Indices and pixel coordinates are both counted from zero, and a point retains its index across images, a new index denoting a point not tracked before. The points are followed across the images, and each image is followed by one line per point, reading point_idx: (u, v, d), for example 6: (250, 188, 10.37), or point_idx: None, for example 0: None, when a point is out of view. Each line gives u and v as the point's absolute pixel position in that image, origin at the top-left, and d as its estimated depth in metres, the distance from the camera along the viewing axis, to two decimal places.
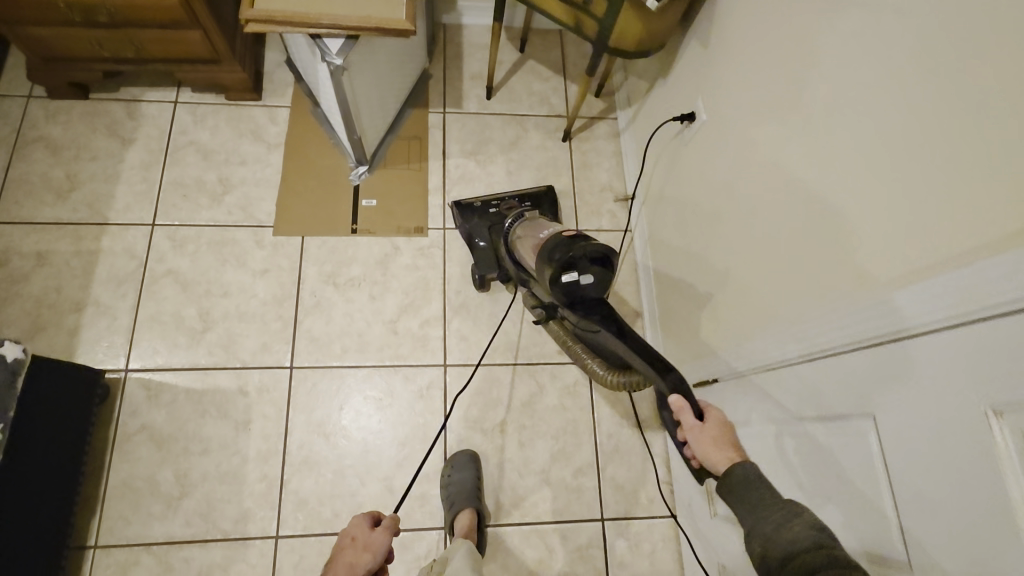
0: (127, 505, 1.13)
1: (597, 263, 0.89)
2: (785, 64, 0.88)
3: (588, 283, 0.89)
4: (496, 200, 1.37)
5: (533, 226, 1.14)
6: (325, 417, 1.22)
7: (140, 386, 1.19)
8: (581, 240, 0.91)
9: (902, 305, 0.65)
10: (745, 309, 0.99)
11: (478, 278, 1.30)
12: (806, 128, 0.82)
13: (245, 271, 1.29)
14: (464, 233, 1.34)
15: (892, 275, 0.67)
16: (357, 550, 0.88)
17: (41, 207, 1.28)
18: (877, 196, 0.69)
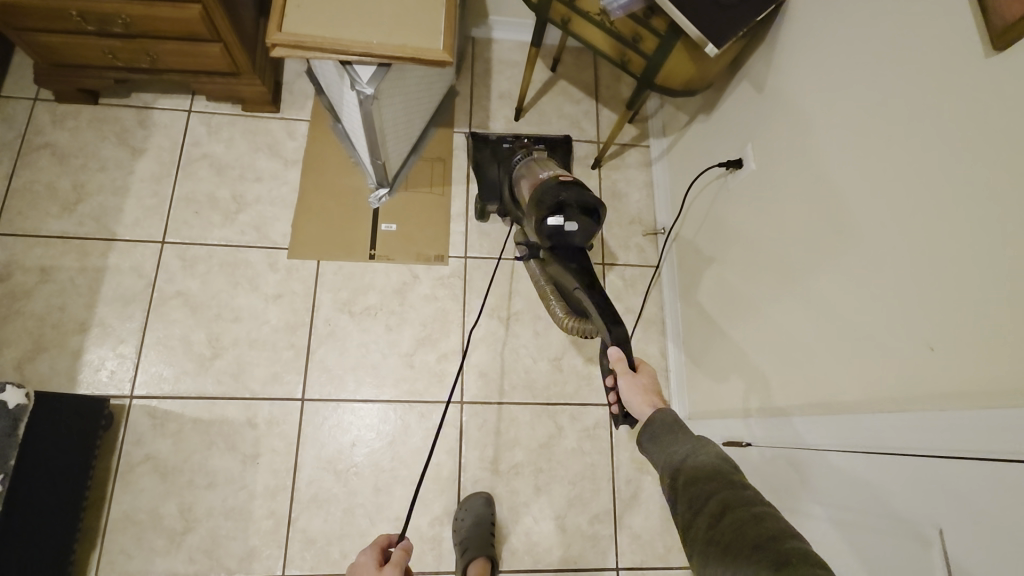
0: (129, 539, 1.08)
1: (584, 212, 0.95)
2: (841, 129, 0.84)
3: (573, 230, 0.95)
4: (513, 136, 1.38)
5: (541, 166, 1.13)
6: (337, 452, 1.18)
7: (144, 414, 1.14)
8: (574, 187, 0.97)
9: (963, 420, 0.61)
10: (787, 379, 0.93)
11: (479, 207, 1.31)
12: (862, 202, 0.78)
13: (258, 295, 1.24)
14: (472, 159, 1.35)
15: (960, 385, 0.62)
16: None
17: (46, 219, 1.22)
18: (947, 294, 0.65)
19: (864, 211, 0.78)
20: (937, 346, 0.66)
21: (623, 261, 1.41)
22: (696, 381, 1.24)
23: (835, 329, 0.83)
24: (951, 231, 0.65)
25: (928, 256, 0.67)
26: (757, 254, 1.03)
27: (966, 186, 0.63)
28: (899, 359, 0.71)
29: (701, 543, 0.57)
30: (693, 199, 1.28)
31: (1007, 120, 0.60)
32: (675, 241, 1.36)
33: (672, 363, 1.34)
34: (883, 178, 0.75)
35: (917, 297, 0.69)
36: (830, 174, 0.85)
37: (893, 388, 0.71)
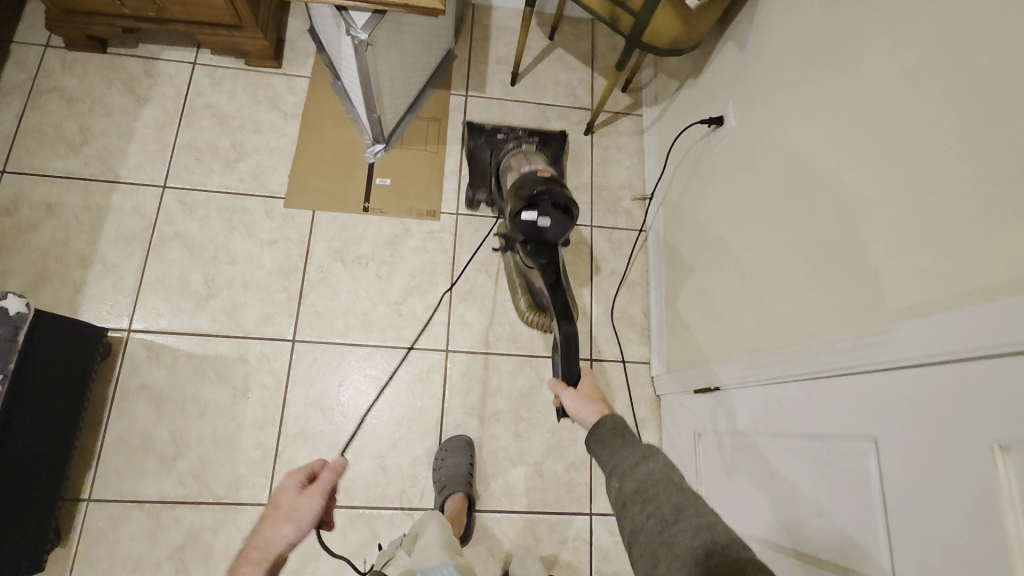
0: (122, 461, 1.13)
1: (557, 209, 0.97)
2: (819, 77, 0.87)
3: (545, 225, 0.97)
4: (508, 128, 1.43)
5: (527, 161, 1.16)
6: (324, 391, 1.22)
7: (141, 346, 1.19)
8: (553, 184, 0.98)
9: (913, 331, 0.63)
10: (761, 320, 0.97)
11: (468, 194, 1.36)
12: (835, 145, 0.81)
13: (254, 240, 1.29)
14: (467, 148, 1.41)
15: (913, 301, 0.66)
16: (277, 521, 0.68)
17: (53, 158, 1.27)
18: (905, 220, 0.68)
19: (837, 147, 0.81)
20: (894, 270, 0.69)
21: (611, 224, 1.44)
22: (674, 337, 1.28)
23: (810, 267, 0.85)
24: (908, 155, 0.68)
25: (890, 182, 0.71)
26: (738, 206, 1.07)
27: (924, 111, 0.66)
28: (866, 285, 0.74)
29: (652, 543, 0.60)
30: (681, 161, 1.31)
31: (963, 42, 0.63)
32: (661, 205, 1.40)
33: (654, 322, 1.37)
34: (856, 115, 0.78)
35: (884, 224, 0.71)
36: (809, 118, 0.88)
37: (856, 314, 0.75)
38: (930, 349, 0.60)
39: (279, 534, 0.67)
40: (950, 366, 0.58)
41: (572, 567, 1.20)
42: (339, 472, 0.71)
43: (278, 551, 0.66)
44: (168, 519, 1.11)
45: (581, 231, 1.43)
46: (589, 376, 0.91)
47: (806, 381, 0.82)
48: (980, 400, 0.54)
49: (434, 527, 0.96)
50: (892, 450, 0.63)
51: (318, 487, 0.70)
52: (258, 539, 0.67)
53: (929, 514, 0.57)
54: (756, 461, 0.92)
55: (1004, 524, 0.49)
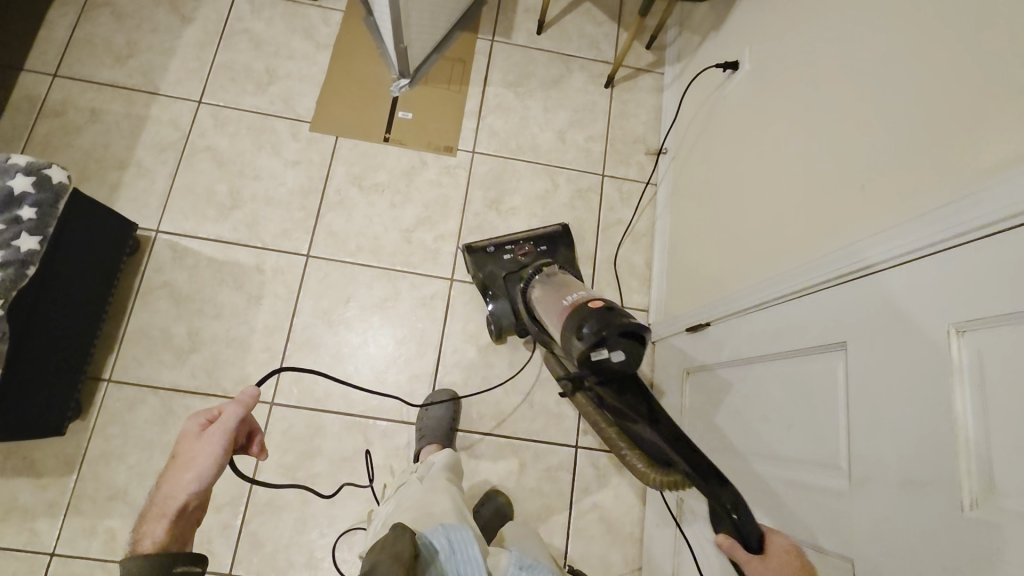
0: (141, 350, 1.21)
1: (628, 339, 0.83)
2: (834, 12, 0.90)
3: (619, 359, 0.84)
4: (511, 241, 1.27)
5: (560, 286, 1.07)
6: (332, 306, 1.28)
7: (167, 246, 1.27)
8: (604, 312, 0.86)
9: (889, 238, 0.67)
10: (754, 253, 1.00)
11: (493, 330, 1.25)
12: (842, 75, 0.85)
13: (278, 159, 1.35)
14: (478, 284, 1.26)
15: (892, 212, 0.70)
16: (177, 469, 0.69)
17: (100, 68, 1.35)
18: (896, 138, 0.72)
19: (842, 80, 0.85)
20: (881, 185, 0.73)
21: (622, 175, 1.46)
22: (673, 283, 1.31)
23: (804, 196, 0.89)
24: (906, 76, 0.72)
25: (885, 104, 0.74)
26: (743, 148, 1.10)
27: (924, 32, 0.70)
28: (852, 205, 0.77)
29: None
30: (694, 112, 1.33)
31: None
32: (673, 159, 1.41)
33: (656, 271, 1.39)
34: (864, 46, 0.81)
35: (875, 145, 0.75)
36: (822, 52, 0.91)
37: (841, 233, 0.79)
38: (905, 247, 0.64)
39: (179, 484, 0.67)
40: (921, 261, 0.62)
41: (554, 494, 1.24)
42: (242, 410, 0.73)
43: (181, 500, 0.66)
44: (179, 407, 1.18)
45: (592, 179, 1.45)
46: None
47: (786, 302, 0.86)
48: (940, 289, 0.59)
49: (445, 463, 1.05)
50: (860, 350, 0.68)
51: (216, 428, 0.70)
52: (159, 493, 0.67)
53: (888, 403, 0.63)
54: (734, 386, 0.97)
55: (952, 397, 0.55)
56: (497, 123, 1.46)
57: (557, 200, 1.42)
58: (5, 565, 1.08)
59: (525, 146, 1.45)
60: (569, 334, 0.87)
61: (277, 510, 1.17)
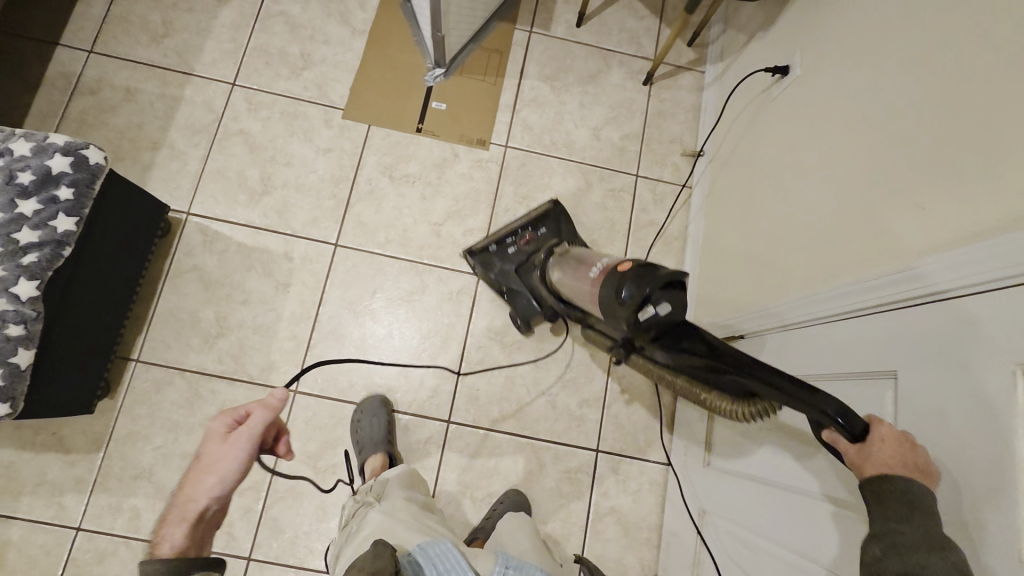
0: (170, 332, 1.21)
1: (671, 289, 0.78)
2: (900, 16, 0.85)
3: (668, 310, 0.77)
4: (511, 232, 1.27)
5: (581, 260, 1.05)
6: (359, 297, 1.28)
7: (197, 230, 1.27)
8: (637, 270, 0.81)
9: (950, 264, 0.64)
10: (798, 267, 0.97)
11: (520, 323, 1.26)
12: (905, 86, 0.80)
13: (310, 146, 1.34)
14: (494, 281, 1.27)
15: (956, 237, 0.66)
16: (202, 470, 0.72)
17: (136, 47, 1.35)
18: (962, 159, 0.68)
19: (907, 91, 0.80)
20: (945, 208, 0.69)
21: (657, 176, 1.43)
22: (707, 290, 1.28)
23: (857, 211, 0.85)
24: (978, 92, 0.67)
25: (953, 121, 0.70)
26: (790, 158, 1.06)
27: (1000, 47, 0.66)
28: (911, 225, 0.74)
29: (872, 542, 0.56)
30: (737, 114, 1.28)
31: None
32: (710, 162, 1.37)
33: (687, 276, 1.36)
34: (931, 55, 0.77)
35: (939, 164, 0.71)
36: (884, 60, 0.86)
37: (898, 253, 0.75)
38: (968, 276, 0.61)
39: (201, 488, 0.70)
40: (985, 293, 0.59)
41: (572, 496, 1.23)
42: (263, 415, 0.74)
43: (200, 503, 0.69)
44: (205, 390, 1.19)
45: (626, 179, 1.42)
46: (884, 427, 0.59)
47: (832, 321, 0.83)
48: (1008, 324, 0.55)
49: (399, 484, 1.04)
50: (910, 380, 0.65)
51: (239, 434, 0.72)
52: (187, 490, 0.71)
53: (940, 438, 0.60)
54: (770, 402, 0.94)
55: (1014, 439, 0.52)
56: (531, 117, 1.43)
57: (589, 199, 1.39)
58: (33, 536, 1.10)
59: (559, 143, 1.42)
60: (613, 304, 0.83)
61: (298, 498, 1.18)
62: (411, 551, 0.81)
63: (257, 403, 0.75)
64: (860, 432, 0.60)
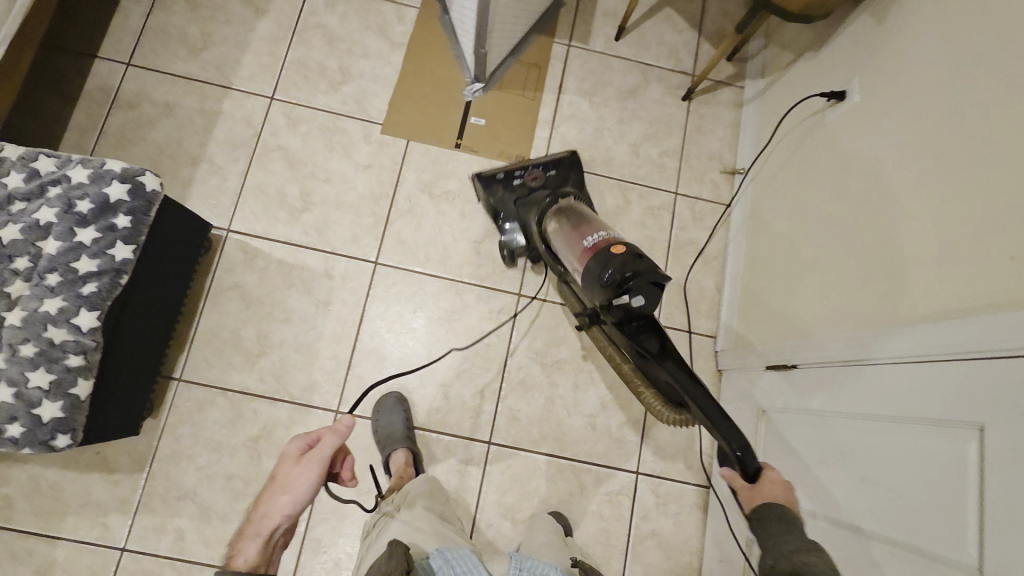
0: (212, 351, 1.21)
1: (649, 285, 0.88)
2: (975, 49, 0.82)
3: (639, 303, 0.89)
4: (521, 168, 1.29)
5: (582, 220, 1.06)
6: (399, 315, 1.27)
7: (238, 247, 1.26)
8: (628, 258, 0.89)
9: None
10: (857, 301, 0.96)
11: (507, 254, 1.28)
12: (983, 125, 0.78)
13: (349, 162, 1.33)
14: (490, 208, 1.29)
15: None
16: (277, 490, 0.82)
17: (174, 60, 1.33)
18: None
19: (985, 130, 0.78)
20: None
21: (696, 194, 1.41)
22: (748, 312, 1.26)
23: (928, 251, 0.83)
24: None
25: None
26: (846, 188, 1.04)
27: None
28: (994, 273, 0.72)
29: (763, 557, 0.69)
30: (782, 135, 1.25)
31: None
32: (752, 180, 1.35)
33: (727, 295, 1.34)
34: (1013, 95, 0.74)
35: None
36: (955, 94, 0.84)
37: (980, 301, 0.73)
38: None
39: (275, 507, 0.80)
40: None
41: (613, 519, 1.23)
42: (335, 442, 0.85)
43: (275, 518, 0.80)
44: (247, 410, 1.19)
45: (665, 196, 1.40)
46: (771, 471, 0.79)
47: (902, 364, 0.81)
48: None
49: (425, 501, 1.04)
50: (1000, 436, 0.64)
51: (312, 458, 0.83)
52: (264, 506, 0.81)
53: None
54: (828, 437, 0.93)
55: None
56: (570, 133, 1.41)
57: (628, 217, 1.38)
58: (79, 557, 1.09)
59: (598, 159, 1.41)
60: (593, 276, 0.91)
61: (340, 518, 1.18)
62: (429, 556, 0.85)
63: (330, 429, 0.86)
64: (754, 471, 0.79)
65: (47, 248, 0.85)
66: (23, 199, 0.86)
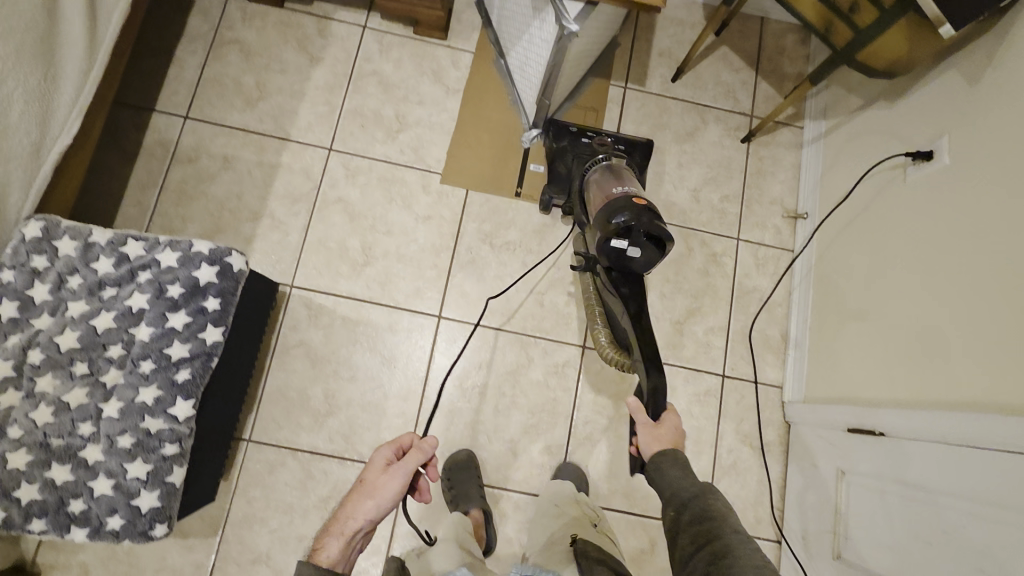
0: (280, 412, 1.20)
1: (650, 241, 0.95)
2: None
3: (634, 254, 0.96)
4: (594, 132, 1.23)
5: (621, 179, 1.10)
6: (464, 371, 1.26)
7: (302, 304, 1.25)
8: (646, 212, 0.96)
9: None
10: (949, 376, 0.95)
11: (544, 198, 1.30)
12: None
13: (410, 214, 1.32)
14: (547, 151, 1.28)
15: None
16: (363, 493, 0.84)
17: (231, 111, 1.32)
18: None
19: None
20: None
21: (758, 239, 1.39)
22: (817, 366, 1.25)
23: None
24: None
25: None
26: (934, 253, 1.02)
27: None
28: None
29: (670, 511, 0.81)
30: (856, 189, 1.24)
31: None
32: (819, 228, 1.33)
33: (793, 347, 1.33)
34: None
35: None
36: None
37: None
38: None
39: (361, 508, 0.82)
40: None
41: None
42: (421, 456, 0.87)
43: (359, 517, 0.81)
44: (318, 471, 1.18)
45: (727, 242, 1.39)
46: (670, 416, 0.93)
47: (1020, 455, 0.80)
48: None
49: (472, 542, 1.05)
50: None
51: (398, 467, 0.84)
52: (349, 505, 0.83)
53: None
54: (925, 514, 0.92)
55: None
56: None
57: (691, 265, 1.37)
58: None
59: (659, 205, 1.39)
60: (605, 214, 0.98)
61: None
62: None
63: (417, 445, 0.88)
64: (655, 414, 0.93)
65: (140, 333, 0.83)
66: (114, 285, 0.84)
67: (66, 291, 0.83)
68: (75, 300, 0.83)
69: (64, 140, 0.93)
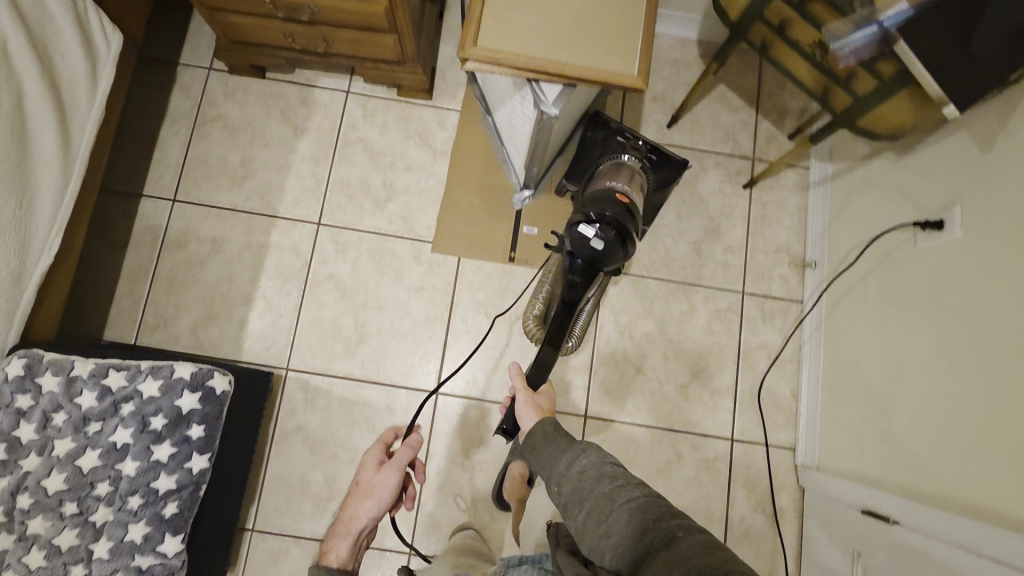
0: (282, 499, 1.20)
1: (614, 240, 0.89)
2: None
3: (594, 246, 0.89)
4: (635, 132, 1.13)
5: (621, 174, 1.04)
6: (465, 446, 1.25)
7: (298, 386, 1.24)
8: (622, 210, 0.91)
9: None
10: (957, 470, 0.90)
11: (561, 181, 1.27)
12: None
13: (401, 287, 1.30)
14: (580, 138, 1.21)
15: None
16: (360, 495, 0.88)
17: (217, 191, 1.31)
18: None
19: None
20: None
21: (764, 292, 1.34)
22: (829, 432, 1.20)
23: None
24: None
25: None
26: (943, 333, 0.96)
27: None
28: None
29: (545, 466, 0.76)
30: (868, 248, 1.17)
31: None
32: (827, 283, 1.27)
33: (805, 407, 1.28)
34: None
35: None
36: None
37: None
38: None
39: (362, 507, 0.87)
40: None
41: None
42: (410, 451, 0.89)
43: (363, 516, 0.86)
44: None
45: (731, 297, 1.33)
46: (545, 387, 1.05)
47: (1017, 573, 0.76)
48: None
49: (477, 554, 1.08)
50: None
51: (392, 465, 0.88)
52: (351, 504, 0.88)
53: None
54: None
55: None
56: None
57: (694, 322, 1.32)
58: None
59: (658, 261, 1.34)
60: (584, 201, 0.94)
61: None
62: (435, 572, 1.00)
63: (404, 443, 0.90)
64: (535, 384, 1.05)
65: (127, 469, 0.88)
66: (98, 419, 0.88)
67: (51, 429, 0.87)
68: (60, 437, 0.87)
69: (44, 261, 0.96)
